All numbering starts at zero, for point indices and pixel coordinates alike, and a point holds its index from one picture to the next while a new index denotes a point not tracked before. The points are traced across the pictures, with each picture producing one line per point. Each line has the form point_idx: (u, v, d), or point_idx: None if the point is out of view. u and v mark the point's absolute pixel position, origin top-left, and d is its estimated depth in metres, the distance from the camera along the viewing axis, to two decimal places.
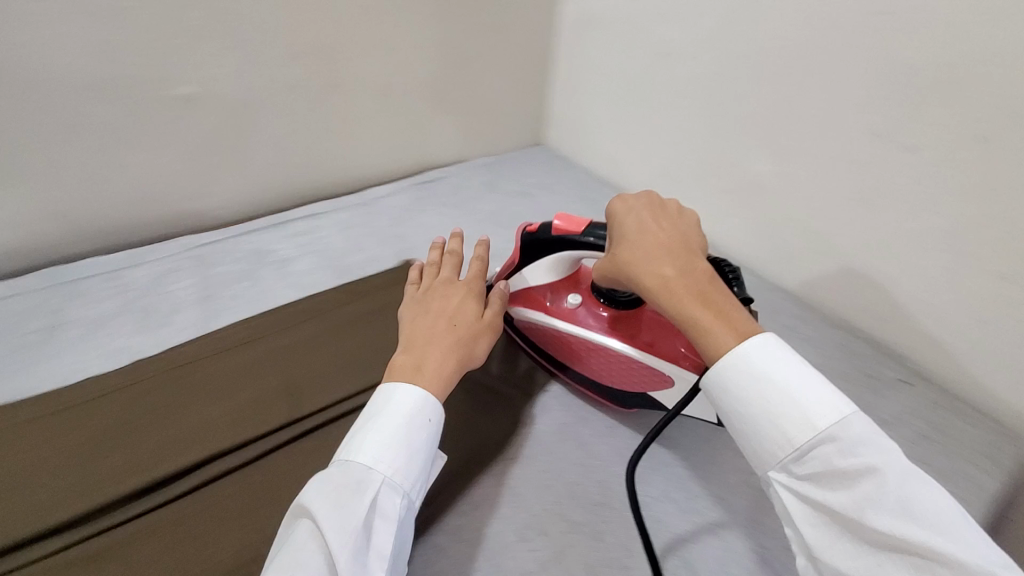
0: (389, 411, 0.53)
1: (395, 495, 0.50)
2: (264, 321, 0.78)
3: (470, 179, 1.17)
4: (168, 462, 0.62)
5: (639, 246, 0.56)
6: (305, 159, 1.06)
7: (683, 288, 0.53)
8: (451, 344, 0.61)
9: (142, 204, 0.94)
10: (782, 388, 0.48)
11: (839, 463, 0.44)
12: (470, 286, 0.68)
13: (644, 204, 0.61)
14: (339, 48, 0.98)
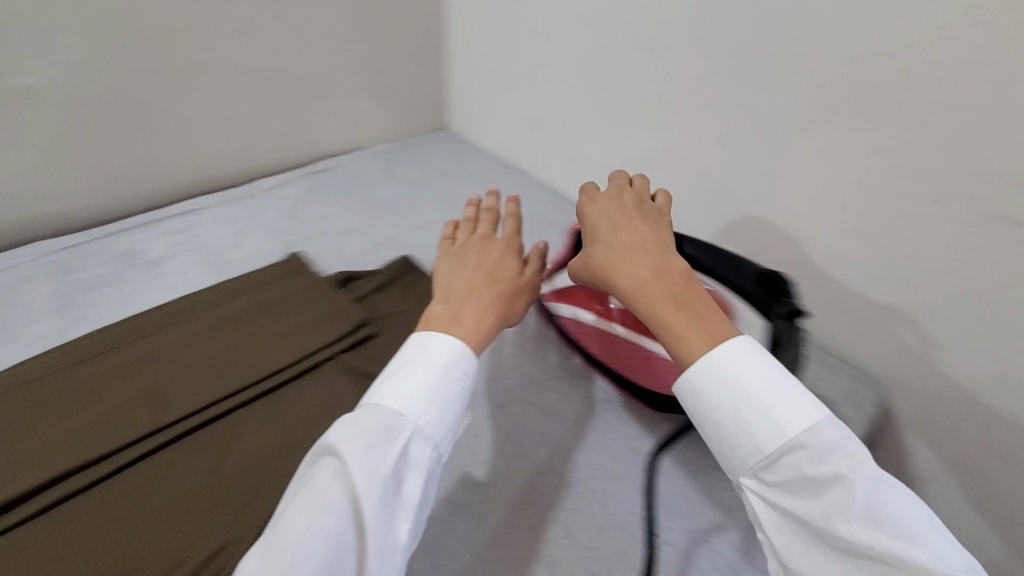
0: (423, 359, 0.50)
1: (424, 445, 0.48)
2: (122, 327, 0.72)
3: (377, 170, 1.13)
4: (75, 454, 0.59)
5: (614, 245, 0.55)
6: (191, 148, 0.99)
7: (656, 284, 0.51)
8: (492, 298, 0.56)
9: (17, 204, 0.87)
10: (751, 388, 0.46)
11: (807, 471, 0.42)
12: (510, 240, 0.63)
13: (613, 203, 0.59)
14: (213, 35, 0.93)
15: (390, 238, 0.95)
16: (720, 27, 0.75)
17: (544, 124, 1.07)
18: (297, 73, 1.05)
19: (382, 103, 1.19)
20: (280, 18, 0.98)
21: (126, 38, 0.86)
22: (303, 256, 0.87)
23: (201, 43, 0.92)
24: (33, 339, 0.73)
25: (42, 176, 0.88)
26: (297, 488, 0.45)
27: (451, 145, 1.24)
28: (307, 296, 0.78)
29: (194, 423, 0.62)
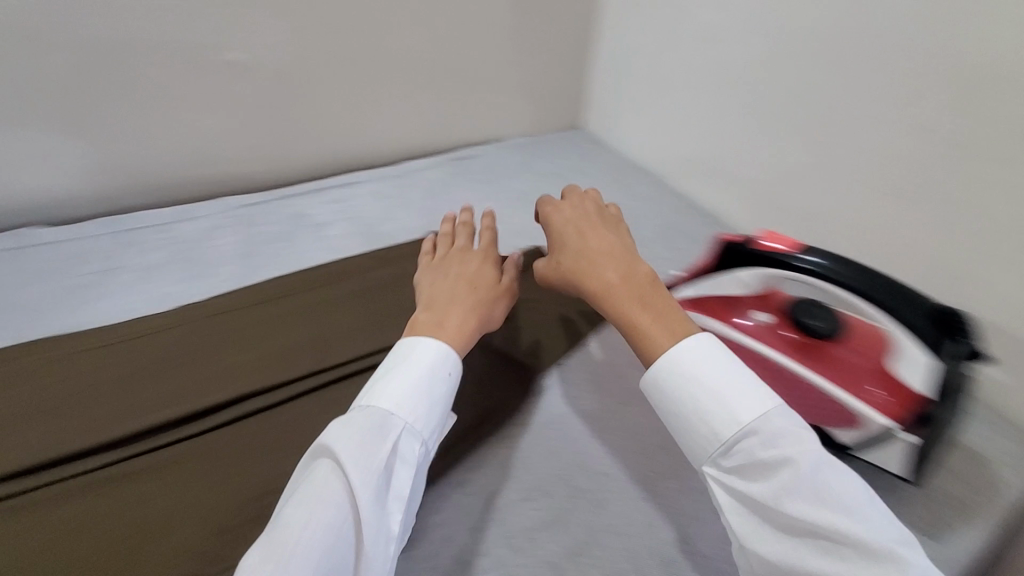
0: (410, 362, 0.54)
1: (414, 441, 0.51)
2: (295, 278, 0.83)
3: (517, 162, 1.19)
4: (258, 377, 0.68)
5: (579, 251, 0.61)
6: (367, 128, 1.10)
7: (621, 288, 0.57)
8: (474, 301, 0.62)
9: (221, 162, 1.01)
10: (709, 382, 0.51)
11: (760, 455, 0.48)
12: (488, 250, 0.69)
13: (572, 213, 0.66)
14: (407, 25, 1.03)
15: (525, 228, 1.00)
16: (905, 50, 0.77)
17: (692, 131, 1.11)
18: (457, 65, 1.12)
19: (530, 100, 1.25)
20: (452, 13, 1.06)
21: (324, 23, 0.96)
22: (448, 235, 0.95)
23: (396, 31, 1.03)
24: (223, 280, 0.85)
25: (240, 139, 1.00)
26: (295, 488, 0.48)
27: (585, 144, 1.28)
28: None
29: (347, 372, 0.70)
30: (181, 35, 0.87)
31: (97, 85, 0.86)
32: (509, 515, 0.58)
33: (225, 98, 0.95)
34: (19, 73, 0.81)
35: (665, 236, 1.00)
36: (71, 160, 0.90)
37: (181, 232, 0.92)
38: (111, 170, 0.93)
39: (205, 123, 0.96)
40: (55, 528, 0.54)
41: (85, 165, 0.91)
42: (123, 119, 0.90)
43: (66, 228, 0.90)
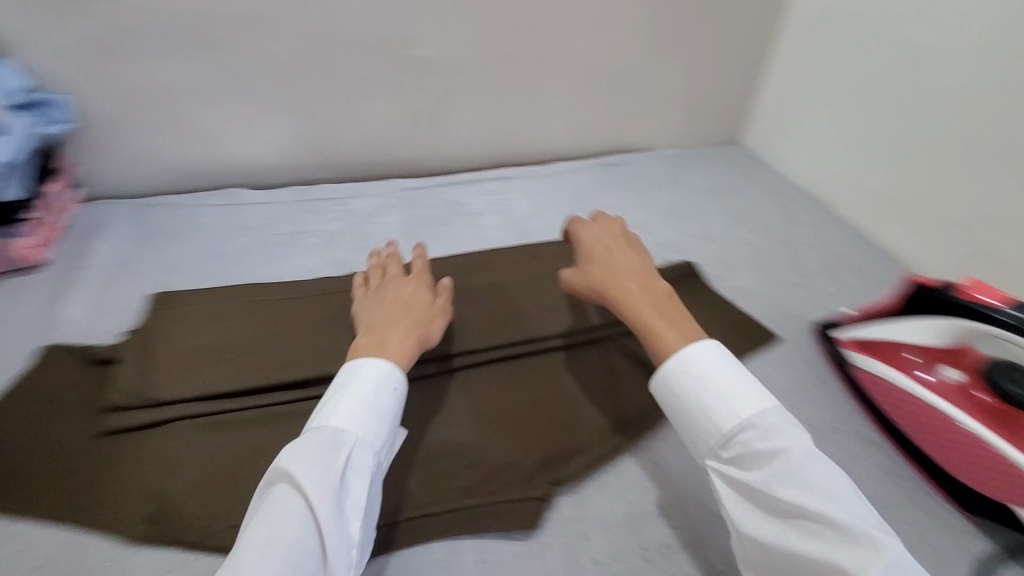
0: (356, 380, 0.55)
1: (367, 452, 0.52)
2: (451, 262, 0.89)
3: (670, 172, 1.18)
4: (418, 344, 0.72)
5: (607, 263, 0.69)
6: (530, 127, 1.15)
7: (641, 298, 0.65)
8: (412, 319, 0.64)
9: (398, 148, 1.10)
10: (713, 379, 0.57)
11: (756, 445, 0.53)
12: (421, 276, 0.72)
13: (602, 228, 0.74)
14: (592, 31, 1.06)
15: (674, 241, 0.99)
16: None
17: (874, 161, 1.04)
18: (625, 72, 1.13)
19: (691, 112, 1.23)
20: (630, 20, 1.06)
21: (508, 25, 1.01)
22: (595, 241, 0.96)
23: (579, 37, 1.06)
24: (389, 254, 0.94)
25: (416, 127, 1.09)
26: (254, 513, 0.48)
27: (742, 163, 1.24)
28: None
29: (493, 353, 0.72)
30: (385, 30, 0.96)
31: (312, 70, 0.97)
32: (645, 528, 0.59)
33: (416, 91, 1.04)
34: (254, 55, 0.94)
35: (821, 273, 0.96)
36: (280, 134, 1.03)
37: (360, 207, 1.03)
38: (308, 145, 1.06)
39: (391, 110, 1.05)
40: (245, 450, 0.62)
41: (289, 139, 1.04)
42: (325, 101, 1.01)
43: (267, 192, 1.04)
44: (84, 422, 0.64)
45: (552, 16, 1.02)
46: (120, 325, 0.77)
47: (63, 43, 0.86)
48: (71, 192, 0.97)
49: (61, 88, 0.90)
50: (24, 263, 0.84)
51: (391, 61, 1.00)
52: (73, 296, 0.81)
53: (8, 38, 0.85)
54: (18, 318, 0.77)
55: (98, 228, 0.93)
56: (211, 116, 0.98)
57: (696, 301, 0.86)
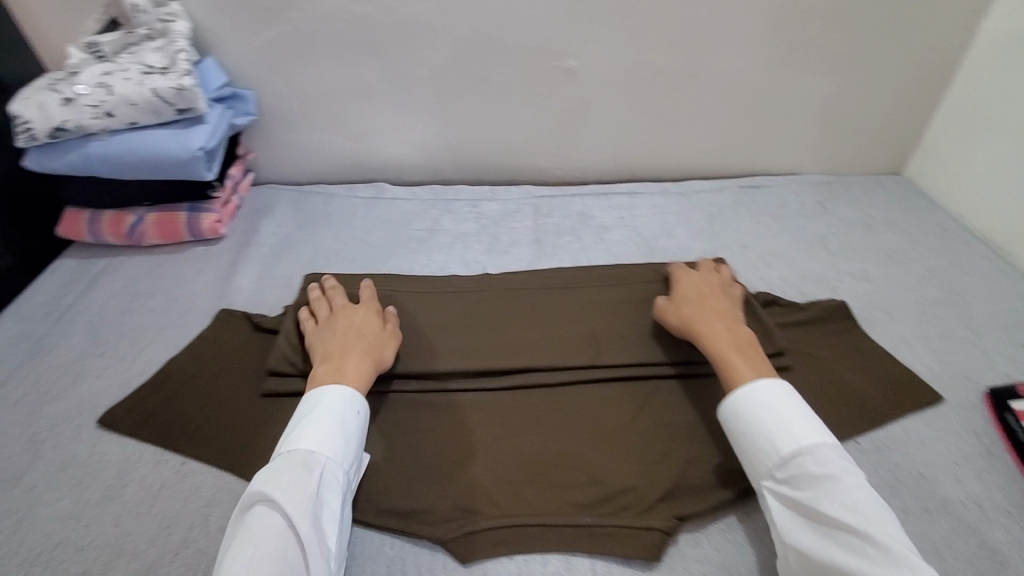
0: (320, 406, 0.59)
1: (337, 471, 0.56)
2: (576, 272, 0.88)
3: (815, 201, 1.09)
4: (540, 355, 0.73)
5: (698, 300, 0.73)
6: (665, 143, 1.12)
7: (724, 334, 0.67)
8: (365, 347, 0.67)
9: (531, 155, 1.13)
10: (776, 406, 0.59)
11: (812, 468, 0.54)
12: (371, 302, 0.74)
13: (700, 272, 0.78)
14: (743, 48, 1.01)
15: (817, 275, 0.92)
16: None
17: None
18: (775, 91, 1.06)
19: (845, 136, 1.14)
20: (788, 37, 1.00)
21: (657, 39, 0.99)
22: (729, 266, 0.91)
23: (730, 54, 1.01)
24: (516, 259, 0.96)
25: (552, 137, 1.10)
26: (233, 537, 0.51)
27: (902, 196, 1.12)
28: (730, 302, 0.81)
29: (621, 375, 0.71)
30: (532, 41, 0.98)
31: (461, 78, 1.02)
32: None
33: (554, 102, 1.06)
34: (412, 62, 1.00)
35: (997, 328, 0.84)
36: (424, 136, 1.10)
37: (491, 209, 1.07)
38: (448, 148, 1.12)
39: (529, 118, 1.08)
40: (381, 430, 0.66)
41: (432, 141, 1.10)
42: (469, 107, 1.06)
43: (407, 189, 1.11)
44: (247, 383, 0.70)
45: (704, 31, 0.98)
46: (278, 298, 0.86)
47: (255, 46, 0.98)
48: (246, 177, 1.09)
49: (249, 85, 1.02)
50: (206, 236, 0.95)
51: (536, 72, 1.02)
52: (243, 269, 0.91)
53: (214, 40, 0.97)
54: (200, 283, 0.88)
55: (265, 210, 1.05)
56: (367, 116, 1.07)
57: (843, 343, 0.79)
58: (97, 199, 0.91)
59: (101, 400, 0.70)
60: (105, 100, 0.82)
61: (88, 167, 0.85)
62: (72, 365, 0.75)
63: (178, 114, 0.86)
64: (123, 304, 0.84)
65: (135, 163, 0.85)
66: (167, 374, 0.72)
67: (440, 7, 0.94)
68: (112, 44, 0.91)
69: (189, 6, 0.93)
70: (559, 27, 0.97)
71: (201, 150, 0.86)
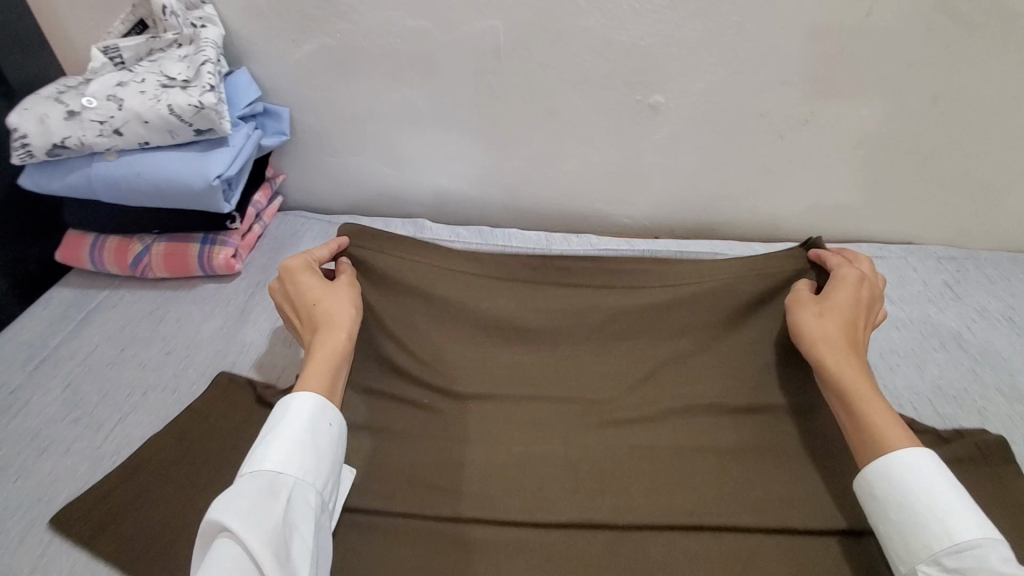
0: (289, 418, 0.55)
1: (309, 493, 0.51)
2: (648, 362, 0.72)
3: (941, 282, 0.90)
4: (601, 497, 0.61)
5: (845, 322, 0.64)
6: (757, 198, 0.95)
7: (861, 372, 0.60)
8: (324, 327, 0.64)
9: (597, 200, 0.97)
10: (938, 484, 0.51)
11: (999, 564, 0.45)
12: (308, 259, 0.70)
13: (865, 281, 0.68)
14: (869, 93, 0.83)
15: (955, 387, 0.73)
16: None
17: None
18: (903, 147, 0.88)
19: (985, 205, 0.93)
20: (928, 86, 0.82)
21: (764, 77, 0.82)
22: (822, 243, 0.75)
23: (852, 99, 0.83)
24: None
25: (622, 181, 0.94)
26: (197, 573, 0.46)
27: None
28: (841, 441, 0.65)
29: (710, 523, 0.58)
30: (613, 72, 0.83)
31: (523, 107, 0.87)
32: None
33: (632, 143, 0.90)
34: (468, 87, 0.86)
35: None
36: (474, 169, 0.95)
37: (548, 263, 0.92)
38: (501, 184, 0.97)
39: (597, 159, 0.92)
40: None
41: (482, 177, 0.96)
42: (530, 143, 0.91)
43: (451, 229, 0.97)
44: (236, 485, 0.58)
45: (823, 72, 0.81)
46: (289, 358, 0.73)
47: (294, 59, 0.85)
48: (274, 203, 0.97)
49: (284, 102, 0.90)
50: (219, 272, 0.83)
51: (613, 109, 0.86)
52: (253, 316, 0.78)
53: (248, 50, 0.85)
54: (202, 333, 0.76)
55: (290, 242, 0.92)
56: (414, 145, 0.93)
57: (1002, 497, 0.60)
58: (101, 225, 0.80)
59: (62, 489, 0.59)
60: (113, 116, 0.71)
61: (90, 191, 0.74)
62: (39, 433, 0.63)
63: (196, 135, 0.74)
64: (112, 353, 0.73)
65: (142, 188, 0.73)
66: (141, 459, 0.59)
67: (508, 26, 0.80)
68: (134, 50, 0.80)
69: (222, 10, 0.82)
70: (648, 57, 0.81)
71: (218, 179, 0.74)
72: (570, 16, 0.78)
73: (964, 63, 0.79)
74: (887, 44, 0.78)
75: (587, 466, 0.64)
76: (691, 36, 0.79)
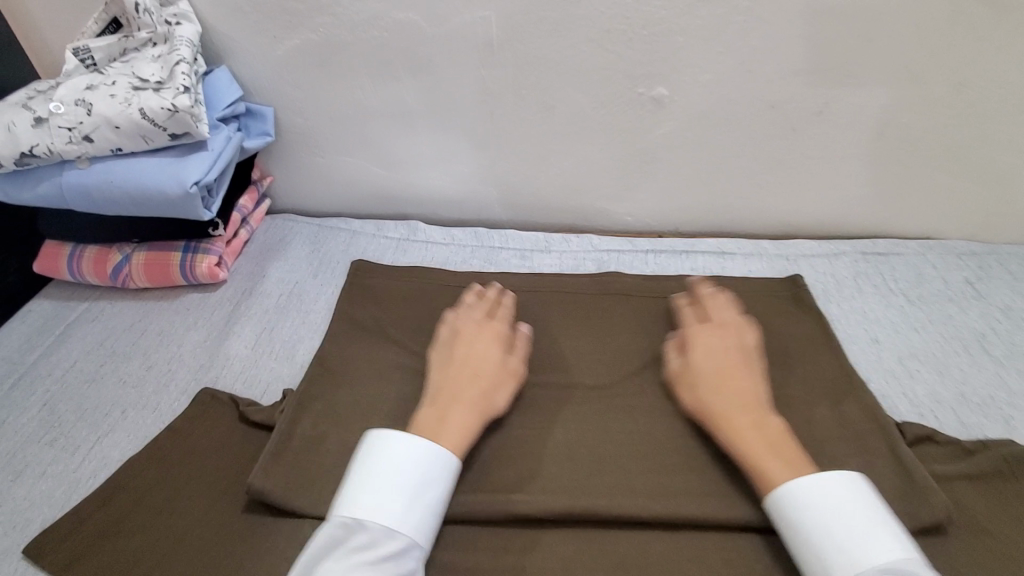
0: (408, 466, 0.52)
1: (416, 550, 0.49)
2: (651, 363, 0.69)
3: (963, 279, 0.85)
4: (606, 492, 0.56)
5: (716, 381, 0.60)
6: (767, 194, 0.90)
7: (753, 432, 0.56)
8: (475, 395, 0.59)
9: (598, 199, 0.93)
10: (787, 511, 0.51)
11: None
12: (498, 329, 0.66)
13: (712, 329, 0.66)
14: (886, 80, 0.77)
15: (980, 394, 0.68)
16: None
17: None
18: (922, 137, 0.82)
19: (1010, 196, 0.88)
20: (952, 70, 0.76)
21: (775, 65, 0.77)
22: (696, 287, 0.73)
23: (869, 87, 0.78)
24: None
25: (623, 177, 0.90)
26: None
27: None
28: (860, 437, 0.61)
29: (723, 522, 0.54)
30: (611, 63, 0.78)
31: (518, 102, 0.83)
32: None
33: (633, 138, 0.85)
34: (461, 83, 0.82)
35: None
36: (469, 168, 0.91)
37: (547, 265, 0.88)
38: (498, 183, 0.92)
39: (597, 156, 0.87)
40: None
41: (477, 175, 0.92)
42: (526, 139, 0.87)
43: (445, 230, 0.93)
44: (217, 509, 0.55)
45: (835, 58, 0.76)
46: (275, 372, 0.69)
47: (276, 56, 0.81)
48: (261, 206, 0.94)
49: (268, 101, 0.86)
50: (203, 281, 0.80)
51: (612, 102, 0.82)
52: (239, 326, 0.75)
53: (228, 47, 0.81)
54: (186, 346, 0.72)
55: (278, 247, 0.88)
56: (405, 144, 0.89)
57: None
58: (80, 234, 0.77)
59: (38, 514, 0.56)
60: (82, 121, 0.68)
61: (62, 201, 0.71)
62: (14, 456, 0.61)
63: (171, 139, 0.70)
64: (90, 369, 0.69)
65: (115, 197, 0.70)
66: (117, 484, 0.56)
67: (501, 17, 0.75)
68: (106, 50, 0.76)
69: (199, 5, 0.77)
70: (649, 45, 0.76)
71: (196, 186, 0.70)
72: (566, 3, 0.73)
73: (992, 43, 0.73)
74: (907, 26, 0.73)
75: (589, 460, 0.59)
76: (696, 23, 0.74)
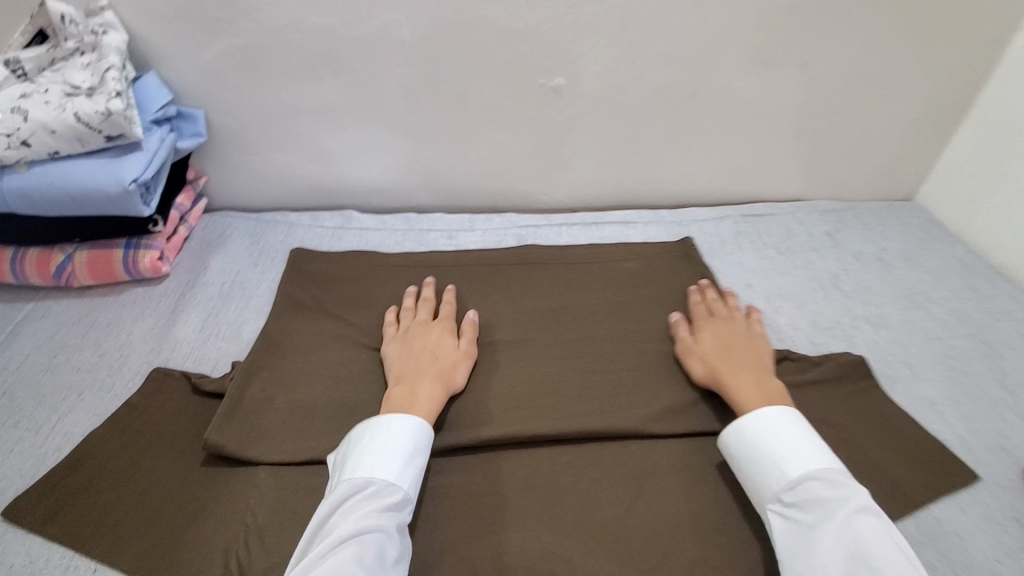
0: (379, 429, 0.59)
1: (396, 491, 0.55)
2: (560, 317, 0.79)
3: (823, 231, 1.01)
4: (522, 420, 0.66)
5: (726, 354, 0.69)
6: (660, 170, 1.03)
7: (758, 391, 0.64)
8: (438, 372, 0.67)
9: (515, 181, 1.03)
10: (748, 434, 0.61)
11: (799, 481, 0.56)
12: (448, 320, 0.75)
13: (721, 317, 0.75)
14: (746, 66, 0.91)
15: (829, 320, 0.83)
16: None
17: None
18: (781, 113, 0.97)
19: (857, 161, 1.05)
20: (797, 56, 0.91)
21: (654, 56, 0.89)
22: (700, 283, 0.82)
23: (733, 72, 0.92)
24: None
25: (535, 161, 1.00)
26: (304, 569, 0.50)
27: (916, 225, 1.03)
28: None
29: (617, 433, 0.65)
30: (513, 58, 0.88)
31: (434, 96, 0.92)
32: None
33: (541, 126, 0.96)
34: (381, 80, 0.90)
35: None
36: (395, 159, 0.99)
37: (472, 242, 0.97)
38: (423, 172, 1.01)
39: (511, 142, 0.98)
40: None
41: (404, 165, 1.00)
42: (445, 131, 0.96)
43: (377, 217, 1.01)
44: (179, 464, 0.61)
45: (702, 48, 0.89)
46: (224, 349, 0.76)
47: (204, 61, 0.87)
48: (198, 204, 0.98)
49: (199, 104, 0.92)
50: (147, 276, 0.85)
51: (518, 93, 0.92)
52: (186, 312, 0.81)
53: (156, 55, 0.86)
54: (136, 333, 0.77)
55: (217, 242, 0.94)
56: (334, 139, 0.97)
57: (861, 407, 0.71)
58: (21, 237, 0.80)
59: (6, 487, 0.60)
60: (19, 128, 0.72)
61: (4, 204, 0.75)
62: None
63: (107, 141, 0.75)
64: (44, 360, 0.74)
65: (57, 198, 0.74)
66: (82, 454, 0.62)
67: (410, 20, 0.84)
68: (35, 61, 0.80)
69: (125, 15, 0.82)
70: (544, 42, 0.87)
71: (134, 183, 0.75)
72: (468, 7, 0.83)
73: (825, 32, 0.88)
74: (756, 20, 0.86)
75: (508, 396, 0.69)
76: (582, 22, 0.85)
